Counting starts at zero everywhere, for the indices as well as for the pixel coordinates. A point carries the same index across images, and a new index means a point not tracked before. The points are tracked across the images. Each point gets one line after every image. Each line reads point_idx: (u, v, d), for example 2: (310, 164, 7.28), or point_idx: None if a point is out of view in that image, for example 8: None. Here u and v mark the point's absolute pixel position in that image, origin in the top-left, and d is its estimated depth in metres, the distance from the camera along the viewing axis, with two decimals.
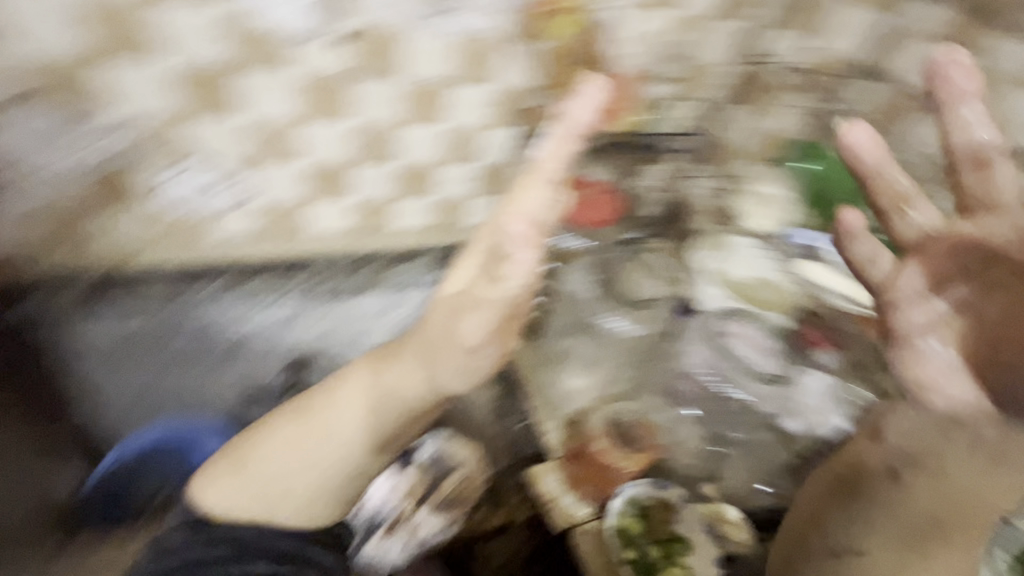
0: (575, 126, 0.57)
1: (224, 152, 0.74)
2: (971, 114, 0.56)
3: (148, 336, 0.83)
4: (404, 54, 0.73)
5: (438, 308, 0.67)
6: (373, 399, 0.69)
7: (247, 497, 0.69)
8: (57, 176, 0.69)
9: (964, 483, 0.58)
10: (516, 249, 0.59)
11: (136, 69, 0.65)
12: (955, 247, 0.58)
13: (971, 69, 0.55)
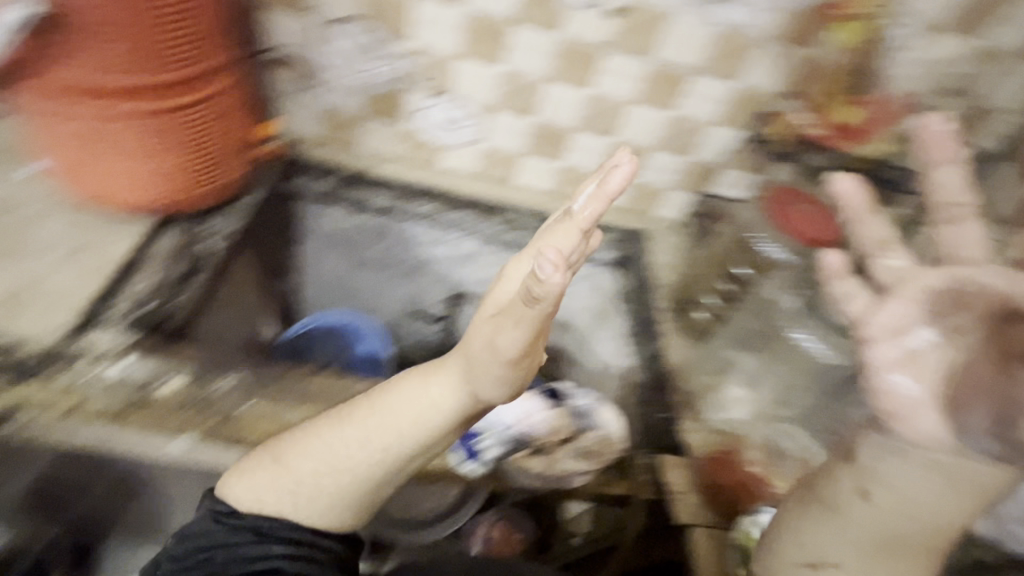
0: (602, 194, 0.40)
1: (474, 94, 0.83)
2: (950, 174, 0.42)
3: (362, 235, 0.94)
4: (660, 37, 0.75)
5: (473, 329, 0.45)
6: (417, 409, 0.47)
7: (277, 492, 0.50)
8: (346, 87, 0.83)
9: (927, 505, 0.41)
10: (549, 273, 0.37)
11: (436, 10, 0.75)
12: (928, 294, 0.43)
13: (950, 136, 0.42)
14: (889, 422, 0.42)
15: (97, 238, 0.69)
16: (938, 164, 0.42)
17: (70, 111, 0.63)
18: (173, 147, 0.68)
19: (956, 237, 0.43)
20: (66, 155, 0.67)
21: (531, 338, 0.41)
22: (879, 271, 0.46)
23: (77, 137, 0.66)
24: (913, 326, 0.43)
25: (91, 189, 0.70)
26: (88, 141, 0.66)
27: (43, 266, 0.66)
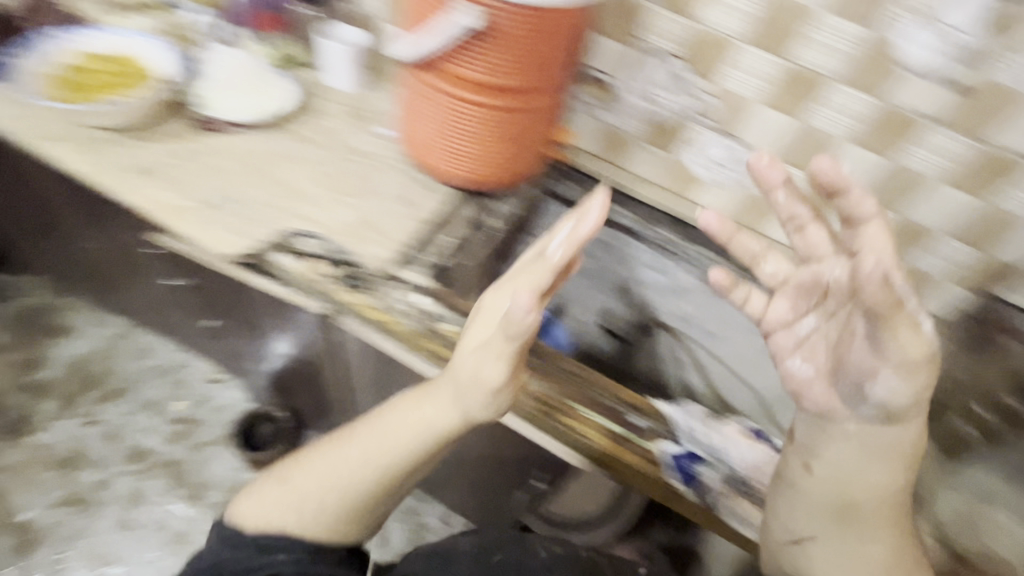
0: (573, 238, 0.56)
1: (763, 141, 0.83)
2: (784, 198, 0.59)
3: (592, 244, 0.99)
4: (1009, 120, 0.68)
5: (461, 360, 0.63)
6: (413, 426, 0.67)
7: (285, 508, 0.68)
8: (638, 111, 0.89)
9: (863, 478, 0.55)
10: (524, 313, 0.54)
11: (762, 57, 0.76)
12: (799, 287, 0.60)
13: (772, 167, 0.56)
14: (799, 399, 0.58)
15: (424, 199, 0.85)
16: (774, 189, 0.58)
17: (445, 102, 0.75)
18: (506, 139, 0.79)
19: (806, 241, 0.59)
20: (425, 130, 0.81)
21: (508, 369, 0.60)
22: (769, 277, 0.63)
23: (439, 121, 0.78)
24: (795, 318, 0.60)
25: (432, 160, 0.84)
26: (446, 126, 0.79)
27: (384, 210, 0.82)
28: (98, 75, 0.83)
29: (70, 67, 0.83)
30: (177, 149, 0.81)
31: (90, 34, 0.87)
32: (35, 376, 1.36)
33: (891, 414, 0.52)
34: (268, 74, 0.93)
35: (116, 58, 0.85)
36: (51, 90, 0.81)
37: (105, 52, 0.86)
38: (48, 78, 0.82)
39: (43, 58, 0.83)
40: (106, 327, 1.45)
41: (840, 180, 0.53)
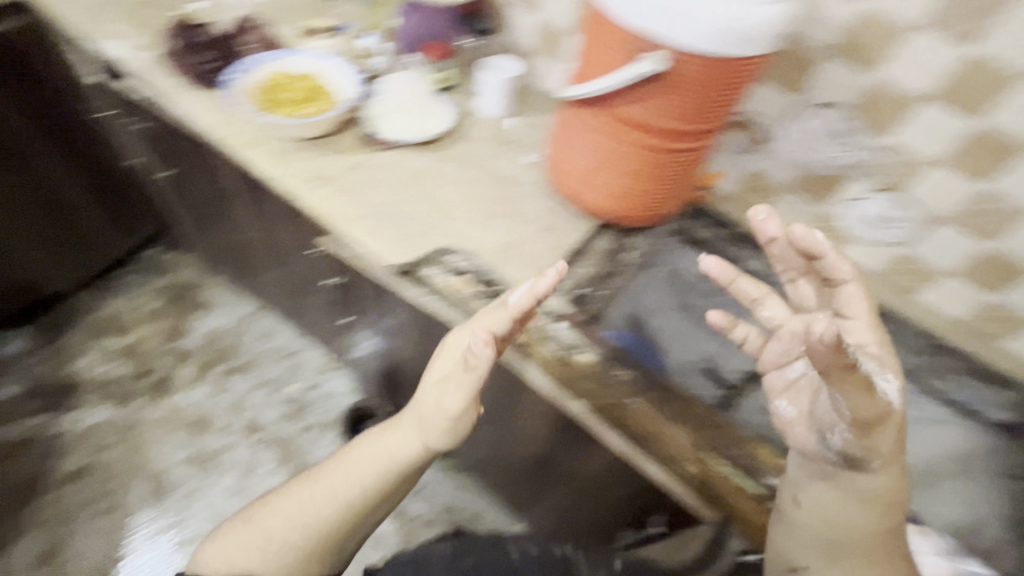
0: (532, 291, 0.65)
1: (925, 202, 0.80)
2: (780, 253, 0.66)
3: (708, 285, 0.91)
4: None
5: (425, 391, 0.70)
6: (374, 458, 0.69)
7: (248, 549, 0.65)
8: (784, 161, 0.88)
9: (847, 516, 0.60)
10: (481, 346, 0.63)
11: (944, 116, 0.73)
12: (791, 335, 0.66)
13: (769, 221, 0.64)
14: (786, 438, 0.63)
15: (565, 225, 0.87)
16: (770, 241, 0.66)
17: (610, 141, 0.77)
18: (644, 169, 0.78)
19: (799, 294, 0.68)
20: (580, 167, 0.84)
21: (467, 398, 0.66)
22: (766, 321, 0.69)
23: (599, 159, 0.80)
24: (791, 359, 0.65)
25: (582, 195, 0.86)
26: (606, 164, 0.80)
27: (529, 233, 0.85)
28: (291, 93, 0.91)
29: (270, 82, 0.93)
30: (351, 161, 0.89)
31: (288, 52, 0.95)
32: (177, 343, 1.52)
33: (852, 459, 0.58)
34: (432, 96, 0.96)
35: (308, 78, 0.93)
36: (254, 102, 0.90)
37: (300, 71, 0.94)
38: (252, 91, 0.91)
39: (250, 72, 0.92)
40: (239, 307, 1.60)
41: (819, 247, 0.61)
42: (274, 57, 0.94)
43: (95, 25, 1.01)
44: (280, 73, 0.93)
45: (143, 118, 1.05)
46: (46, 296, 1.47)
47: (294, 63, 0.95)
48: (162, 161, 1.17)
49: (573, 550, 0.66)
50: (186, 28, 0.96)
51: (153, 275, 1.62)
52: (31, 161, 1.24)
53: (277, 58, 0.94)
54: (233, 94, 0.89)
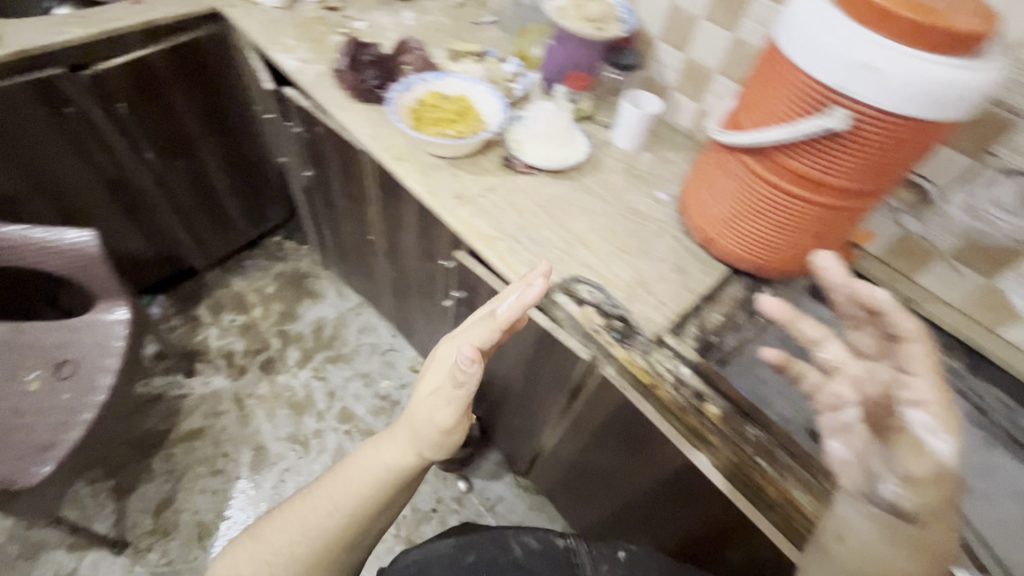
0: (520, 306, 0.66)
1: None
2: (842, 297, 0.58)
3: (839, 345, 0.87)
4: None
5: (418, 402, 0.72)
6: (372, 470, 0.73)
7: (256, 564, 0.67)
8: (951, 227, 0.81)
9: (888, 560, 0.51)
10: (470, 365, 0.64)
11: None
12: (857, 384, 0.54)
13: (837, 266, 0.58)
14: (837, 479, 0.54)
15: (696, 267, 0.85)
16: (836, 292, 0.59)
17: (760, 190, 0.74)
18: (805, 220, 0.74)
19: (864, 341, 0.59)
20: (720, 210, 0.81)
21: (457, 413, 0.69)
22: (821, 364, 0.56)
23: (742, 205, 0.77)
24: (845, 403, 0.53)
25: (717, 238, 0.84)
26: (750, 211, 0.77)
27: (660, 271, 0.84)
28: (440, 110, 0.97)
29: (423, 102, 0.98)
30: (491, 183, 0.92)
31: (442, 76, 1.00)
32: (288, 327, 1.63)
33: (901, 510, 0.50)
34: (572, 127, 0.98)
35: (458, 103, 0.99)
36: (408, 119, 0.95)
37: (450, 95, 1.00)
38: (407, 108, 0.96)
39: (408, 91, 0.97)
40: (344, 301, 1.71)
41: (879, 305, 0.55)
42: (429, 79, 0.99)
43: (274, 38, 1.13)
44: (432, 95, 0.99)
45: (300, 123, 1.16)
46: (185, 269, 1.64)
47: (446, 87, 1.00)
48: (306, 162, 1.28)
49: (578, 542, 0.73)
50: (353, 43, 1.03)
51: (273, 262, 1.76)
52: (196, 150, 1.39)
53: (431, 80, 0.99)
54: (392, 105, 0.93)
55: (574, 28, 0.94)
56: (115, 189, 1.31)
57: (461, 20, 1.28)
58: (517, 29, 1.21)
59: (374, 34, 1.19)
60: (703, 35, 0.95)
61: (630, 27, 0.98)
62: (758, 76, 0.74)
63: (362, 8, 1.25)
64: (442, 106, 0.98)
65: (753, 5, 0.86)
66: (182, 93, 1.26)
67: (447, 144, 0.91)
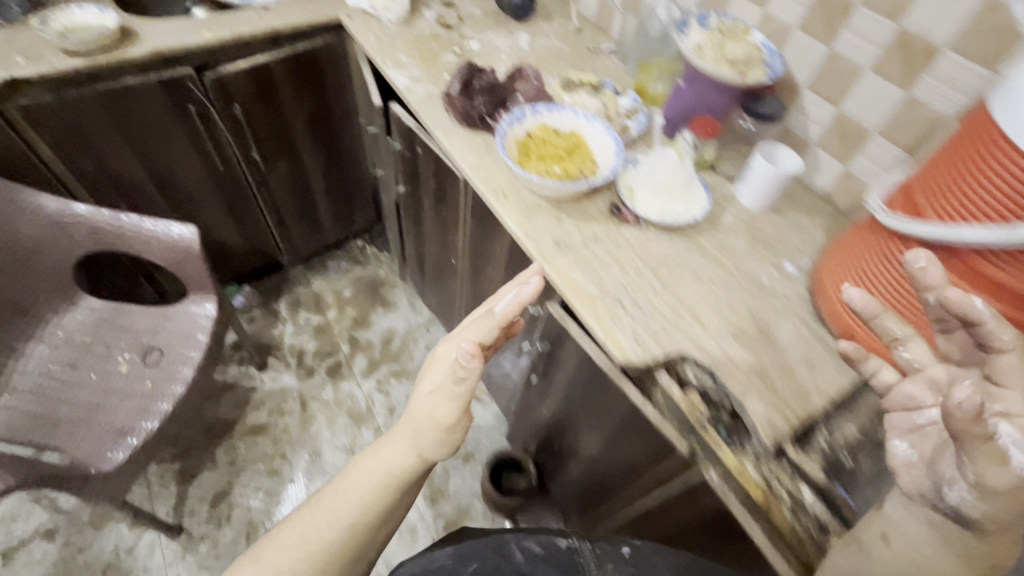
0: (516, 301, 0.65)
1: None
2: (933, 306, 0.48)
3: None
4: None
5: (420, 401, 0.68)
6: (375, 475, 0.68)
7: None
8: None
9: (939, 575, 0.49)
10: (470, 360, 0.63)
11: None
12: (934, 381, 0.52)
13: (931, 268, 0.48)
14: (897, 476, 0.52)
15: (828, 363, 0.72)
16: (922, 293, 0.48)
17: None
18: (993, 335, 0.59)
19: (952, 344, 0.51)
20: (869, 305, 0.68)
21: (457, 409, 0.66)
22: (903, 363, 0.54)
23: (901, 307, 0.64)
24: (923, 403, 0.52)
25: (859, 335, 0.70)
26: (913, 315, 0.64)
27: (783, 363, 0.72)
28: (548, 145, 0.90)
29: (532, 136, 0.92)
30: (595, 231, 0.84)
31: (555, 109, 0.93)
32: (358, 333, 1.64)
33: (966, 519, 0.46)
34: (692, 178, 0.87)
35: (569, 140, 0.92)
36: (513, 154, 0.89)
37: (561, 131, 0.93)
38: (513, 143, 0.90)
39: (517, 123, 0.91)
40: (416, 314, 1.69)
41: (976, 315, 0.45)
42: (541, 111, 0.93)
43: (388, 53, 1.12)
44: (542, 129, 0.92)
45: (401, 140, 1.14)
46: (272, 263, 1.68)
47: (559, 121, 0.93)
48: (400, 178, 1.26)
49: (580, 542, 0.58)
50: (466, 67, 0.98)
51: (353, 265, 1.78)
52: (300, 153, 1.42)
53: (543, 113, 0.93)
54: (499, 139, 0.87)
55: (713, 70, 0.84)
56: (222, 184, 1.36)
57: (577, 47, 1.21)
58: (638, 61, 1.12)
59: (487, 56, 1.15)
60: (865, 90, 0.82)
61: (775, 74, 0.87)
62: (952, 156, 0.60)
63: (478, 27, 1.22)
64: (551, 142, 0.91)
65: (940, 63, 0.73)
66: (295, 98, 1.29)
67: (553, 187, 0.84)
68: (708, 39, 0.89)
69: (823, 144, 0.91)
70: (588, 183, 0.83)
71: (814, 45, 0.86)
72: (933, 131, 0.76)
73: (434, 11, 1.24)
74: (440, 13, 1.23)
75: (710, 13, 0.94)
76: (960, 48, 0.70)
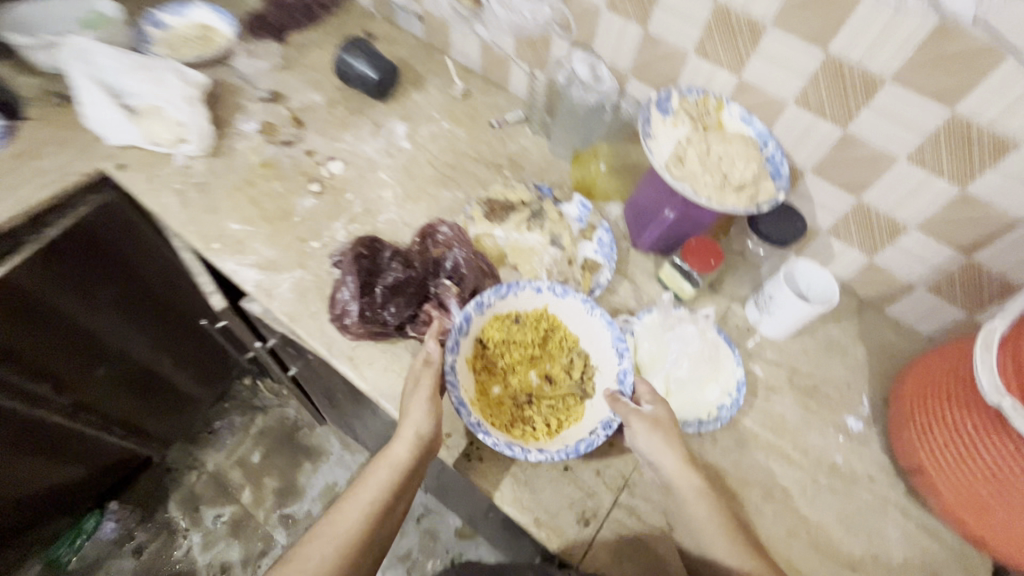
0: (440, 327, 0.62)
1: None
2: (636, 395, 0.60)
3: None
4: None
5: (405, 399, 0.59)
6: (388, 471, 0.57)
7: None
8: None
9: (701, 520, 0.53)
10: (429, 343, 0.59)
11: None
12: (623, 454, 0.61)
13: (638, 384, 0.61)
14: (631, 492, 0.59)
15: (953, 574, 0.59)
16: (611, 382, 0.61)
17: None
18: (1003, 528, 0.54)
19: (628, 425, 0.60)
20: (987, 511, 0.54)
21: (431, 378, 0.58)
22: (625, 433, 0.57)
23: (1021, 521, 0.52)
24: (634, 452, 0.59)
25: (990, 542, 0.56)
26: None
27: None
28: (508, 354, 0.62)
29: (487, 344, 0.61)
30: (622, 472, 0.60)
31: (507, 289, 0.61)
32: (289, 508, 1.29)
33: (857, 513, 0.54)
34: (718, 346, 0.66)
35: (537, 328, 0.63)
36: (473, 392, 0.58)
37: (522, 316, 0.63)
38: (468, 371, 0.59)
39: (463, 336, 0.59)
40: (355, 454, 1.36)
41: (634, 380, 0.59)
42: (490, 301, 0.60)
43: (208, 225, 0.72)
44: (497, 326, 0.62)
45: (276, 337, 0.78)
46: (138, 463, 1.23)
47: (516, 303, 0.62)
48: (288, 364, 0.89)
49: None
50: (353, 256, 0.65)
51: (251, 416, 1.38)
52: (124, 349, 0.96)
53: (493, 302, 0.61)
54: (454, 392, 0.56)
55: (720, 206, 0.60)
56: (18, 445, 0.88)
57: (475, 124, 0.88)
58: (567, 139, 0.83)
59: (361, 181, 0.79)
60: (897, 182, 0.63)
61: (786, 176, 0.64)
62: None
63: (329, 130, 0.84)
64: (516, 343, 0.62)
65: (1013, 158, 0.54)
66: (78, 296, 0.83)
67: (555, 443, 0.57)
68: (688, 144, 0.64)
69: (838, 234, 0.72)
70: (611, 428, 0.56)
71: (819, 125, 0.64)
72: (997, 231, 0.60)
73: (253, 120, 0.83)
74: (263, 121, 0.83)
75: (670, 91, 0.67)
76: None
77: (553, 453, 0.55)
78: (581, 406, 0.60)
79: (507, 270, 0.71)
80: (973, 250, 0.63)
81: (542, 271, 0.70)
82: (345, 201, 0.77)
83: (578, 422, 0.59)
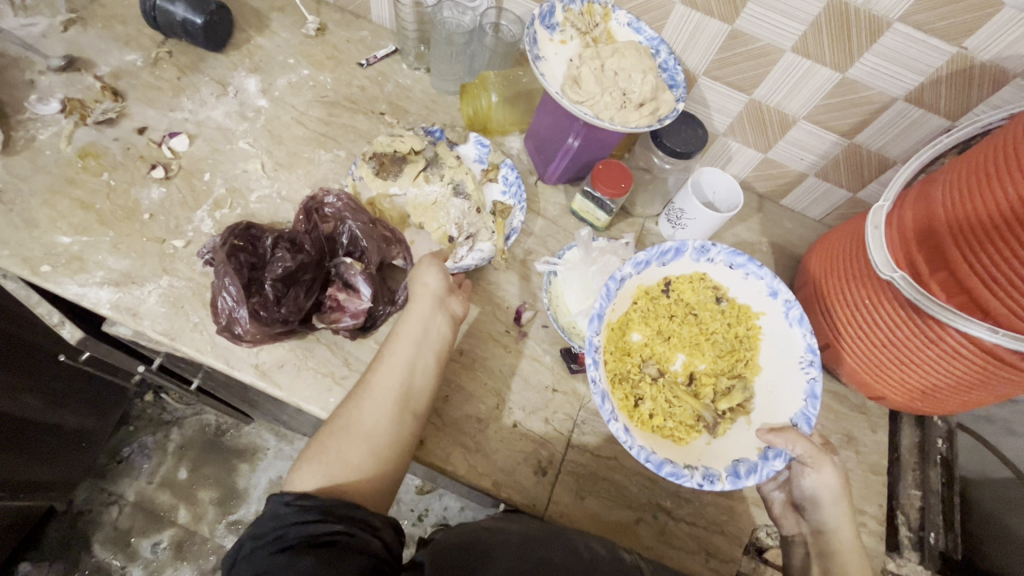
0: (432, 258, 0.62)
1: None
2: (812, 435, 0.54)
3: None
4: None
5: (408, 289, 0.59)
6: (411, 322, 0.54)
7: (332, 450, 0.48)
8: None
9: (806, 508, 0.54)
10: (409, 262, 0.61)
11: None
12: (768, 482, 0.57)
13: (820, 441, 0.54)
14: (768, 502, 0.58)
15: (861, 430, 0.66)
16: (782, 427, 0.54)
17: (923, 359, 0.55)
18: (914, 397, 0.60)
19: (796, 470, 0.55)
20: (890, 374, 0.60)
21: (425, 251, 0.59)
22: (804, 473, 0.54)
23: (919, 382, 0.58)
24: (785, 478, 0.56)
25: (885, 396, 0.63)
26: (930, 390, 0.58)
27: None
28: (684, 317, 0.59)
29: (673, 294, 0.59)
30: (570, 415, 0.60)
31: (744, 262, 0.56)
32: (236, 515, 1.20)
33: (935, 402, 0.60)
34: None
35: (731, 324, 0.59)
36: (617, 316, 0.56)
37: (726, 301, 0.59)
38: (632, 292, 0.56)
39: (659, 264, 0.57)
40: (294, 443, 1.28)
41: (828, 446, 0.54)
42: (716, 258, 0.57)
43: (29, 244, 0.58)
44: (694, 284, 0.59)
45: (162, 355, 0.67)
46: (41, 517, 1.08)
47: (735, 284, 0.58)
48: (186, 380, 0.78)
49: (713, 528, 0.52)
50: (228, 245, 0.56)
51: (164, 433, 1.25)
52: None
53: (716, 260, 0.57)
54: (601, 302, 0.52)
55: (623, 126, 0.57)
56: None
57: (341, 66, 0.75)
58: (450, 71, 0.75)
59: (217, 157, 0.66)
60: (785, 74, 0.62)
61: (682, 84, 0.61)
62: (948, 201, 0.50)
63: (159, 99, 0.69)
64: (695, 317, 0.60)
65: (887, 37, 0.55)
66: None
67: (641, 438, 0.51)
68: (580, 62, 0.59)
69: (734, 135, 0.72)
70: (708, 484, 0.50)
71: (707, 24, 0.61)
72: (875, 111, 0.62)
73: (52, 99, 0.65)
74: (65, 97, 0.66)
75: (551, 3, 0.60)
76: (914, 20, 0.53)
77: (633, 442, 0.49)
78: (697, 434, 0.55)
79: (413, 232, 0.66)
80: (854, 133, 0.65)
81: (451, 227, 0.65)
82: (202, 183, 0.64)
83: (683, 443, 0.54)
